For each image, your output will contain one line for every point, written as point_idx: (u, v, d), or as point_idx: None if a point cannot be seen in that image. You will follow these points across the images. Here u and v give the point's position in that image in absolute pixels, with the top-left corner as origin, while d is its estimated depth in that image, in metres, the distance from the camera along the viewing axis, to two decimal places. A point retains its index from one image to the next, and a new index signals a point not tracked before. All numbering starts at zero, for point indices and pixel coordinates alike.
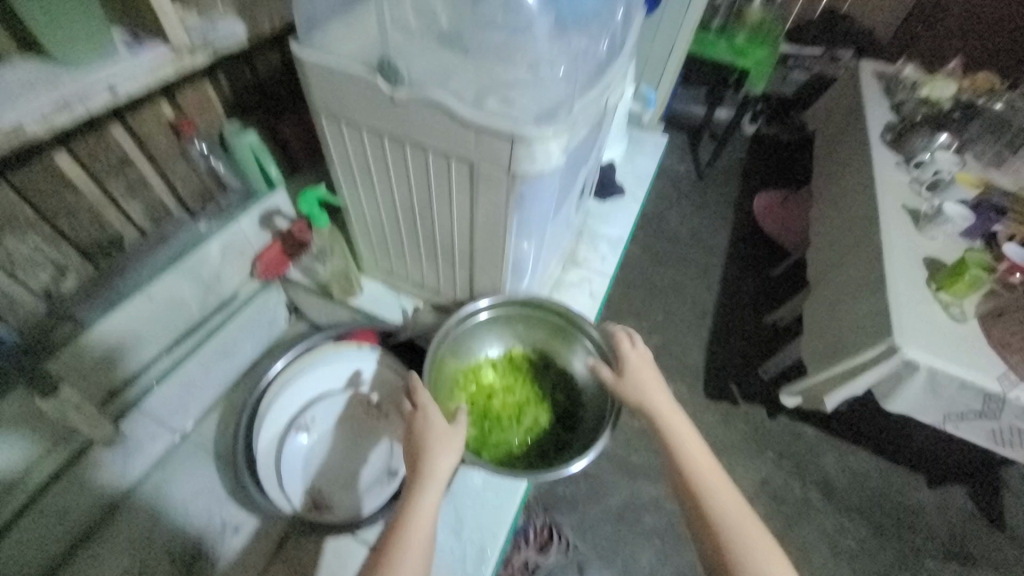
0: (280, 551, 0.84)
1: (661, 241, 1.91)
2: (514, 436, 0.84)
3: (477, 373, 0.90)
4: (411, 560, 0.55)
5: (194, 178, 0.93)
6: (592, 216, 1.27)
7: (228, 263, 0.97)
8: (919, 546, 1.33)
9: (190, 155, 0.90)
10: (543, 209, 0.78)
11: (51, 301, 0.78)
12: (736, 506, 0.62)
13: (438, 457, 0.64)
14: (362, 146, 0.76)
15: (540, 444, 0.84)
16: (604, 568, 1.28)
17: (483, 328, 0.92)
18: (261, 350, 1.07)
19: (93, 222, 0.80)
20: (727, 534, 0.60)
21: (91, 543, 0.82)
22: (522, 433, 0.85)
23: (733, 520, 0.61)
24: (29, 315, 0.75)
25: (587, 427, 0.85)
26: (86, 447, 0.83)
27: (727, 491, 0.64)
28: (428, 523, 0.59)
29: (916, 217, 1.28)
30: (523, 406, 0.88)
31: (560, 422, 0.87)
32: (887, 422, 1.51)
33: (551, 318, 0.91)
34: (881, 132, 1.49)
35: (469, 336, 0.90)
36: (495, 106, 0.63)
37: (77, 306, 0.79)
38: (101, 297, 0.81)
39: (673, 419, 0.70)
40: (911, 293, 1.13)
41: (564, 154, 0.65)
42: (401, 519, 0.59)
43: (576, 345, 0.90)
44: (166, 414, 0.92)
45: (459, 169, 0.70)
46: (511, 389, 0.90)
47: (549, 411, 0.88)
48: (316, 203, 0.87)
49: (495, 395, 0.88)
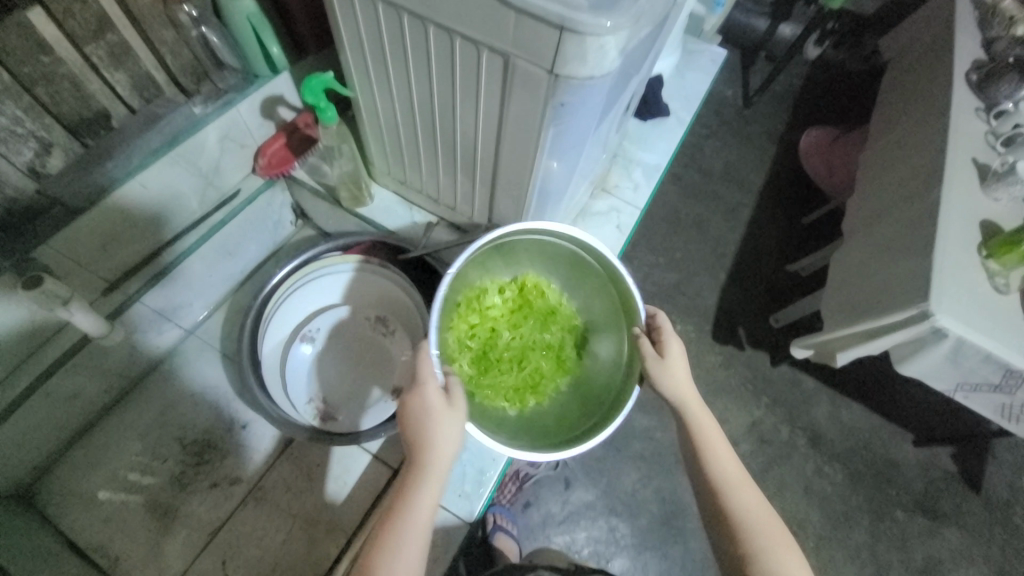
0: (286, 451, 0.87)
1: (692, 171, 1.77)
2: (510, 380, 0.77)
3: (483, 299, 0.78)
4: (405, 552, 0.52)
5: (186, 50, 0.81)
6: (629, 137, 1.14)
7: (228, 155, 0.90)
8: (892, 497, 1.38)
9: (179, 22, 0.78)
10: (582, 125, 0.68)
11: (40, 182, 0.71)
12: (765, 516, 0.61)
13: (437, 445, 0.58)
14: (377, 25, 0.64)
15: (534, 393, 0.78)
16: (589, 486, 1.33)
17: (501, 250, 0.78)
18: (265, 252, 1.03)
19: (76, 94, 0.71)
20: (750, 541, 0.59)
21: (107, 423, 0.86)
22: (517, 376, 0.77)
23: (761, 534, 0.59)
24: (16, 196, 0.69)
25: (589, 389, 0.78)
26: (85, 340, 0.80)
27: (756, 498, 0.62)
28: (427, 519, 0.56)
29: (983, 173, 1.11)
30: (525, 348, 0.79)
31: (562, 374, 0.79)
32: (889, 382, 1.49)
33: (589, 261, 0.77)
34: (966, 70, 1.25)
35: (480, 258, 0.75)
36: None
37: (63, 189, 0.72)
38: (88, 180, 0.73)
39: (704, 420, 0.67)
40: (958, 256, 0.99)
41: (620, 55, 0.53)
42: (396, 509, 0.56)
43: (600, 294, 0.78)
44: (170, 307, 0.91)
45: (491, 65, 0.60)
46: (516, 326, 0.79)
47: (554, 361, 0.79)
48: (322, 93, 0.75)
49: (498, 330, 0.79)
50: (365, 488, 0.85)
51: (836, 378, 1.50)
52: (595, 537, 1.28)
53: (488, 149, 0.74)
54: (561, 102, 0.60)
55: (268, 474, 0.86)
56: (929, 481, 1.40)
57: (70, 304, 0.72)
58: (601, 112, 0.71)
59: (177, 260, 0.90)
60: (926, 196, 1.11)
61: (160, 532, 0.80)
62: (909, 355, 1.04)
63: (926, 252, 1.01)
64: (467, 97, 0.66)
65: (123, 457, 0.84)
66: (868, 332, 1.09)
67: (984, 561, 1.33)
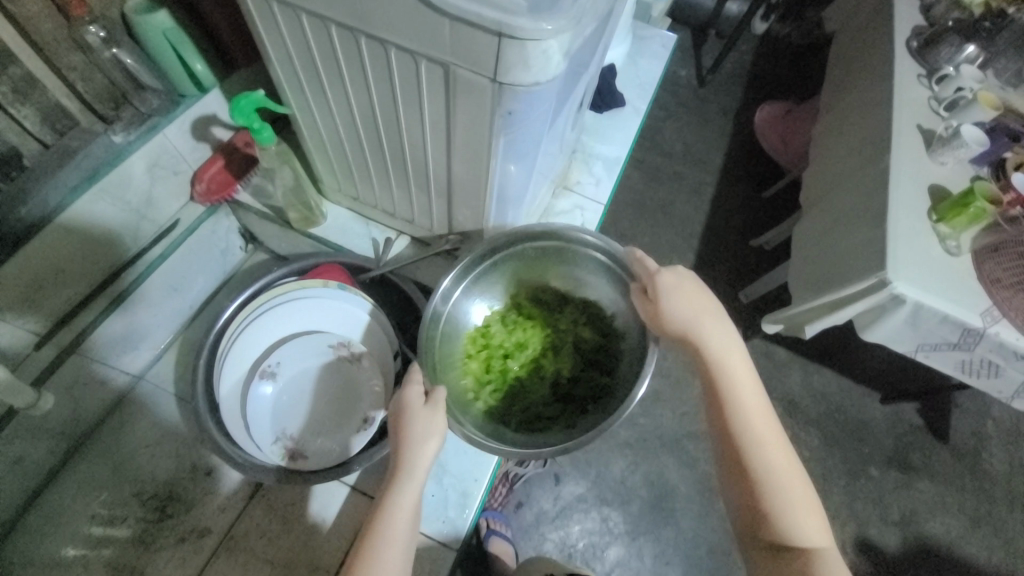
0: (257, 495, 0.83)
1: (653, 155, 1.77)
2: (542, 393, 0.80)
3: (486, 336, 0.83)
4: (389, 552, 0.53)
5: (100, 76, 0.74)
6: (586, 131, 1.12)
7: (161, 185, 0.84)
8: (866, 456, 1.43)
9: (88, 46, 0.70)
10: (534, 128, 0.65)
11: None
12: (791, 471, 0.59)
13: (421, 443, 0.59)
14: (306, 40, 0.60)
15: (575, 394, 0.80)
16: (578, 478, 1.33)
17: (487, 282, 0.84)
18: (216, 283, 0.97)
19: None
20: (762, 475, 0.58)
21: (55, 487, 0.80)
22: (549, 386, 0.81)
23: (772, 469, 0.58)
24: None
25: (621, 364, 0.80)
26: (12, 410, 0.73)
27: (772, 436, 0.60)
28: (410, 515, 0.56)
29: (929, 139, 1.13)
30: (542, 360, 0.82)
31: (590, 361, 0.82)
32: (856, 347, 1.54)
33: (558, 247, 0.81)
34: (908, 38, 1.27)
35: (467, 297, 0.83)
36: None
37: None
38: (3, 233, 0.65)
39: (732, 363, 0.64)
40: (911, 223, 1.02)
41: (564, 58, 0.51)
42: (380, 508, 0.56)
43: (597, 278, 0.82)
44: (113, 355, 0.84)
45: (430, 74, 0.56)
46: (525, 345, 0.83)
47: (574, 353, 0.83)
48: (252, 113, 0.70)
49: (510, 356, 0.82)
50: (345, 521, 0.81)
51: (806, 345, 1.54)
52: (589, 529, 1.28)
53: (438, 159, 0.70)
54: (509, 111, 0.57)
55: (239, 522, 0.81)
56: (899, 437, 1.46)
57: None
58: (552, 114, 0.68)
59: (116, 306, 0.83)
60: (876, 165, 1.13)
61: None
62: (871, 323, 1.07)
63: (880, 221, 1.04)
64: (410, 108, 0.63)
65: (75, 523, 0.78)
66: (833, 305, 1.11)
67: (956, 508, 1.40)
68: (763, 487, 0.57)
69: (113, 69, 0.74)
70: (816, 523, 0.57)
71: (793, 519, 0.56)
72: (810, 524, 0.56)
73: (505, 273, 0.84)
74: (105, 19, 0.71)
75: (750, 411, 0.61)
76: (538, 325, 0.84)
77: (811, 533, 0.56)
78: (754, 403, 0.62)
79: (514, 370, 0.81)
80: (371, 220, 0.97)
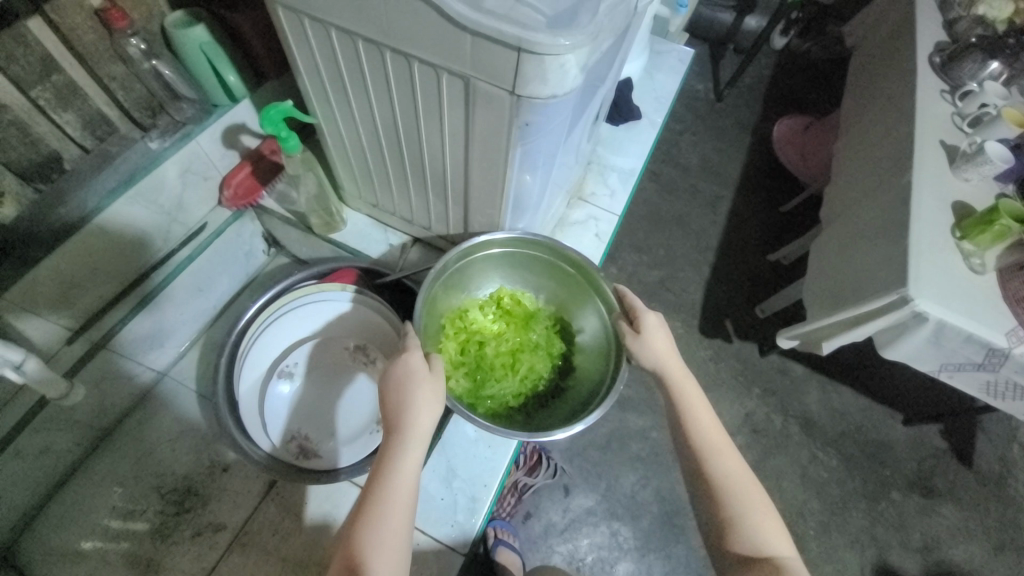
0: (271, 493, 0.84)
1: (669, 168, 1.77)
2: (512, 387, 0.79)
3: (466, 318, 0.83)
4: (393, 517, 0.53)
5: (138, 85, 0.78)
6: (602, 143, 1.13)
7: (191, 189, 0.88)
8: (887, 478, 1.39)
9: (128, 57, 0.75)
10: (551, 139, 0.67)
11: None
12: (750, 480, 0.60)
13: (419, 411, 0.59)
14: (333, 53, 0.62)
15: (536, 393, 0.81)
16: (588, 491, 1.32)
17: (479, 267, 0.84)
18: (238, 286, 1.00)
19: (25, 140, 0.68)
20: (725, 497, 0.59)
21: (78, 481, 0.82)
22: (519, 381, 0.80)
23: (735, 491, 0.59)
24: None
25: (586, 374, 0.80)
26: (44, 400, 0.76)
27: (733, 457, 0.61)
28: (411, 479, 0.56)
29: (952, 155, 1.11)
30: (518, 354, 0.81)
31: (556, 368, 0.84)
32: (876, 366, 1.51)
33: (560, 262, 0.82)
34: (929, 54, 1.26)
35: (459, 275, 0.83)
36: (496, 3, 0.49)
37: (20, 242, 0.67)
38: (43, 231, 0.69)
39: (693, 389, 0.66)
40: (933, 240, 1.00)
41: (582, 72, 0.52)
42: (381, 476, 0.56)
43: (583, 299, 0.83)
44: (139, 351, 0.88)
45: (451, 86, 0.58)
46: (503, 337, 0.83)
47: (547, 358, 0.83)
48: (281, 122, 0.73)
49: (487, 342, 0.81)
50: None
51: (822, 362, 1.51)
52: (598, 543, 1.26)
53: (455, 167, 0.72)
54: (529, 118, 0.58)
55: (252, 518, 0.83)
56: (919, 459, 1.41)
57: (24, 366, 0.68)
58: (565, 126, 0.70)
59: (144, 304, 0.86)
60: (897, 181, 1.12)
61: None
62: (892, 341, 1.05)
63: (900, 237, 1.03)
64: (431, 118, 0.65)
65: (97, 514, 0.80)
66: (852, 322, 1.09)
67: (980, 536, 1.34)
68: (726, 509, 0.58)
69: (151, 79, 0.78)
70: (779, 530, 0.57)
71: (756, 537, 0.56)
72: (771, 531, 0.57)
73: (497, 263, 0.85)
74: (144, 32, 0.75)
75: (703, 427, 0.63)
76: (517, 322, 0.84)
77: (778, 551, 0.56)
78: (714, 427, 0.63)
79: (490, 356, 0.81)
80: (389, 227, 0.99)
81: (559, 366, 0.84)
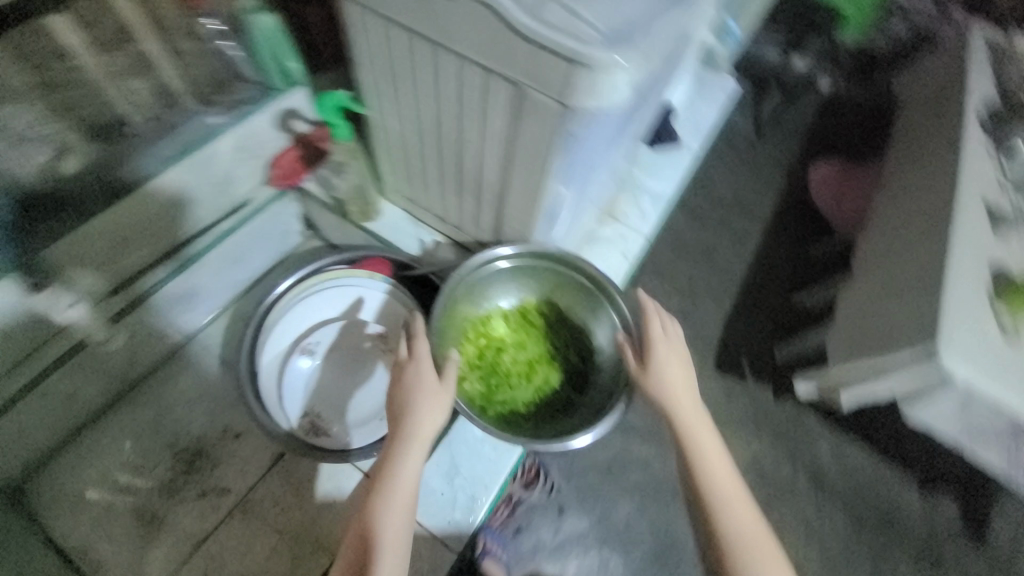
0: (275, 466, 0.86)
1: (701, 201, 1.76)
2: (524, 396, 0.82)
3: (487, 325, 0.85)
4: (394, 514, 0.60)
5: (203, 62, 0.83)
6: (639, 165, 1.15)
7: (241, 165, 0.89)
8: (894, 541, 1.34)
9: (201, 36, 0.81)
10: (592, 153, 0.69)
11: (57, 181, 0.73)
12: (744, 502, 0.65)
13: (422, 414, 0.64)
14: (393, 49, 0.65)
15: (548, 403, 0.82)
16: (584, 515, 1.29)
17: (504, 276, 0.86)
18: (271, 262, 1.04)
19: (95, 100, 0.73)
20: (716, 514, 0.64)
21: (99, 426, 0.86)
22: (533, 390, 0.82)
23: (727, 513, 0.64)
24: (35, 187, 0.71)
25: (599, 390, 0.81)
26: (78, 345, 0.79)
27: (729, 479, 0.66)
28: (412, 480, 0.62)
29: (994, 215, 1.10)
30: (534, 363, 0.84)
31: (571, 381, 0.84)
32: (896, 424, 1.46)
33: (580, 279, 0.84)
34: (979, 112, 1.26)
35: (484, 283, 0.84)
36: (556, 16, 0.51)
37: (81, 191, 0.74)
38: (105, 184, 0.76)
39: (694, 417, 0.69)
40: (969, 301, 0.98)
41: (632, 88, 0.54)
42: (385, 476, 0.62)
43: (601, 316, 0.84)
44: (171, 315, 0.91)
45: (502, 92, 0.60)
46: (522, 346, 0.85)
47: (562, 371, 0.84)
48: (335, 110, 0.81)
49: (506, 350, 0.84)
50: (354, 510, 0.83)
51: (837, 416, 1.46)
52: (584, 567, 1.25)
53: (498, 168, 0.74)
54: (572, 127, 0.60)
55: (255, 490, 0.84)
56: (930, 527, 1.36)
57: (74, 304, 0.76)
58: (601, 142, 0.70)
59: (182, 269, 0.89)
60: (932, 236, 1.10)
61: (144, 540, 0.80)
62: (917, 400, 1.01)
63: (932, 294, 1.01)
64: (480, 118, 0.67)
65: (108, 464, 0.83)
66: (871, 373, 1.08)
67: None
68: (715, 528, 0.64)
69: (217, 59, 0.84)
70: (772, 557, 0.62)
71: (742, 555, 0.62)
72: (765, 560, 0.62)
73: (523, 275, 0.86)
74: (217, 13, 0.80)
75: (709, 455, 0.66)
76: (538, 332, 0.86)
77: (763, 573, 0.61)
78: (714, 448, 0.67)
79: (507, 364, 0.83)
80: (422, 223, 1.02)
81: (575, 378, 0.84)
